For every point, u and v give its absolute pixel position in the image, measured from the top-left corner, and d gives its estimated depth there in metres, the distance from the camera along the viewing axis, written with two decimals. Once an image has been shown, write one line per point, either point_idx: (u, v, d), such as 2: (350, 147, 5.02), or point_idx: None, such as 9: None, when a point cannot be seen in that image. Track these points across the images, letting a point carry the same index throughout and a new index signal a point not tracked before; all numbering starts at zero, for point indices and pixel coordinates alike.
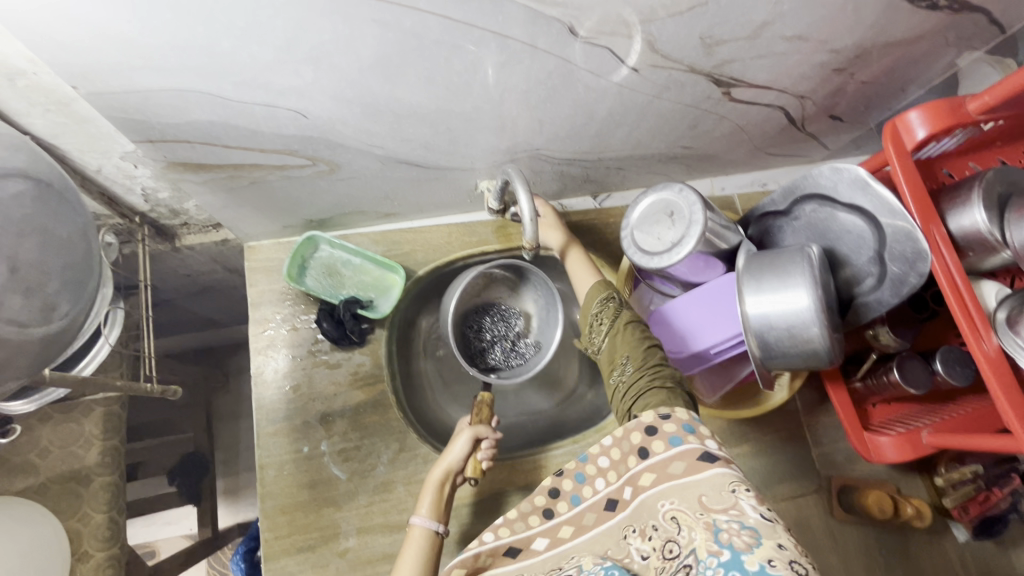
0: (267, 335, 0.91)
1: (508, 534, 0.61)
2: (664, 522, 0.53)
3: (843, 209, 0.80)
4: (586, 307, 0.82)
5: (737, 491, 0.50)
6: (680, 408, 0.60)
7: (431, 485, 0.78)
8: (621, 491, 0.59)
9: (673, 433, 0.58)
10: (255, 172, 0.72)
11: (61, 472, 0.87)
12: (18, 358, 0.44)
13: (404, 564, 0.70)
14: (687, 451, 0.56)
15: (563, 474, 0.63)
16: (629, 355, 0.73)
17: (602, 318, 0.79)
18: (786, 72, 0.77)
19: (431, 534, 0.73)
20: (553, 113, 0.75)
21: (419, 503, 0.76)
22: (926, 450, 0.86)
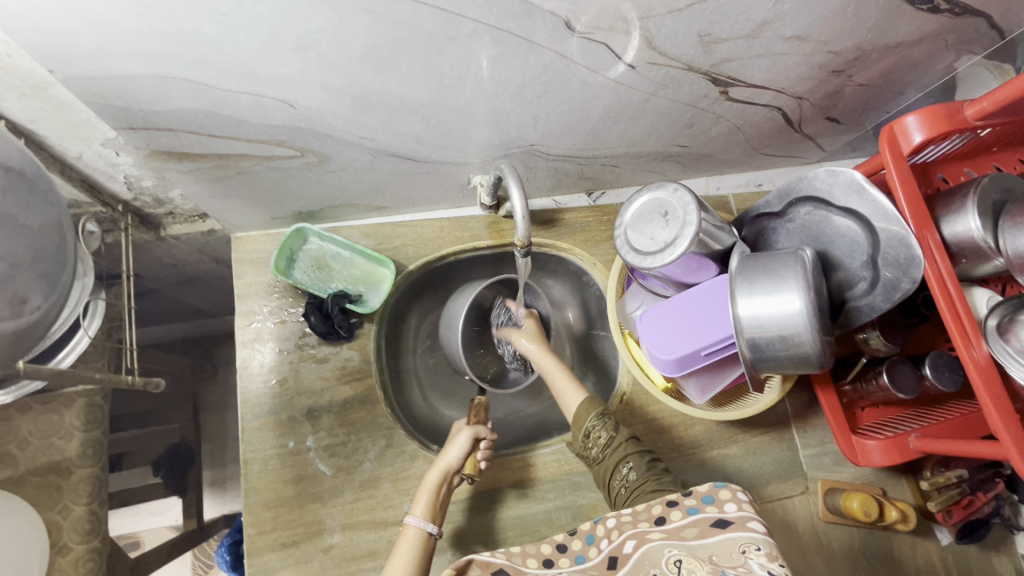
0: (254, 328, 0.89)
1: (502, 557, 0.60)
2: (668, 568, 0.54)
3: (837, 212, 0.80)
4: (579, 420, 0.83)
5: (747, 551, 0.52)
6: (701, 481, 0.61)
7: (428, 487, 0.78)
8: (624, 546, 0.59)
9: (692, 505, 0.60)
10: (242, 162, 0.70)
11: (40, 464, 0.85)
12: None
13: (398, 560, 0.70)
14: (701, 519, 0.58)
15: (575, 534, 0.64)
16: (631, 463, 0.76)
17: (598, 434, 0.81)
18: (784, 73, 0.76)
19: (424, 535, 0.73)
20: (549, 109, 0.74)
21: (414, 504, 0.77)
22: (913, 455, 0.86)
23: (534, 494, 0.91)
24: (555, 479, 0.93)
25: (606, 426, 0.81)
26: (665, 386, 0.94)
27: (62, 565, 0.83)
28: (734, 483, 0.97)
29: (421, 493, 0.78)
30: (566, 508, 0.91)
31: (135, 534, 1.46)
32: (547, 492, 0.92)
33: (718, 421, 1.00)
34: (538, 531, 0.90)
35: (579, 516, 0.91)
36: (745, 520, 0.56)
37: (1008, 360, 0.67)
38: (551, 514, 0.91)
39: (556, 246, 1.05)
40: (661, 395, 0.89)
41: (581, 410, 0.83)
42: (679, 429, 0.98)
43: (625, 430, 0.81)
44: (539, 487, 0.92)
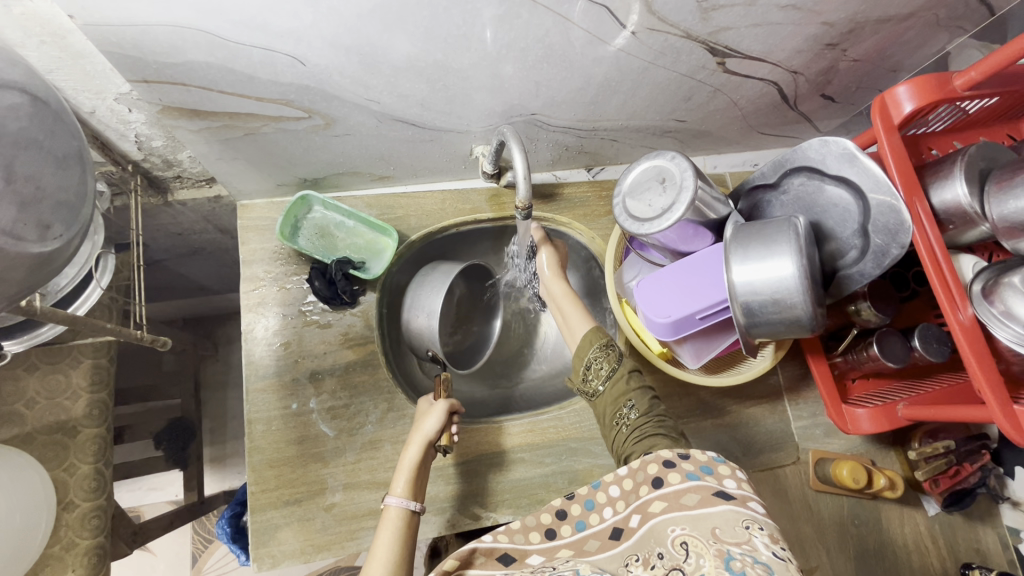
0: (258, 293, 0.91)
1: (506, 540, 0.63)
2: (673, 548, 0.52)
3: (830, 182, 0.82)
4: (581, 354, 0.83)
5: (750, 528, 0.50)
6: (697, 449, 0.61)
7: (406, 466, 0.79)
8: (629, 520, 0.60)
9: (691, 471, 0.58)
10: (251, 122, 0.72)
11: (48, 423, 0.87)
12: (10, 276, 0.44)
13: (381, 545, 0.71)
14: (701, 487, 0.56)
15: (574, 498, 0.67)
16: (633, 401, 0.78)
17: (599, 366, 0.82)
18: (780, 44, 0.78)
19: (407, 514, 0.75)
20: (551, 76, 0.76)
21: (394, 483, 0.78)
22: (901, 423, 0.89)
23: (531, 459, 0.93)
24: (551, 445, 0.95)
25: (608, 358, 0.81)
26: (662, 352, 0.92)
27: (69, 521, 0.85)
28: (726, 452, 1.00)
29: (400, 475, 0.79)
30: (563, 473, 0.93)
31: (137, 507, 1.48)
32: (544, 457, 0.94)
33: (712, 391, 1.02)
34: (535, 494, 0.92)
35: (575, 481, 0.93)
36: (747, 497, 0.54)
37: (994, 322, 0.69)
38: (547, 478, 0.93)
39: (555, 220, 1.07)
40: (658, 361, 0.91)
41: (585, 342, 0.83)
42: (674, 399, 1.00)
43: (627, 364, 0.82)
44: (536, 452, 0.94)
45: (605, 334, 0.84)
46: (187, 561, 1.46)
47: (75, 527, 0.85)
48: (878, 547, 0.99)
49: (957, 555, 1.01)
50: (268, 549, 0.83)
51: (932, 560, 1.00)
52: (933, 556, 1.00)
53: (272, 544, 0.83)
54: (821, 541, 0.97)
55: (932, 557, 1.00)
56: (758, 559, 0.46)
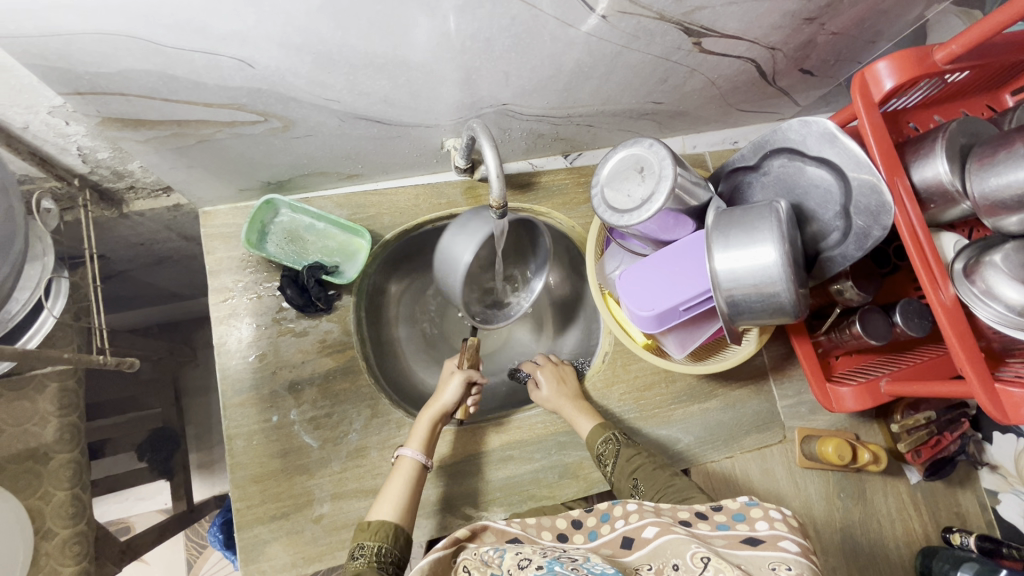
0: (229, 304, 0.87)
1: (518, 526, 0.67)
2: (691, 561, 0.51)
3: (811, 163, 0.80)
4: (590, 445, 0.88)
5: (776, 569, 0.51)
6: (730, 498, 0.64)
7: (423, 423, 0.85)
8: (643, 531, 0.59)
9: (722, 521, 0.61)
10: (202, 129, 0.67)
11: (16, 451, 0.84)
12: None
13: (392, 490, 0.78)
14: (731, 535, 0.59)
15: (592, 512, 0.67)
16: (638, 481, 0.80)
17: (607, 458, 0.86)
18: (756, 21, 0.75)
19: (419, 468, 0.81)
20: (520, 65, 0.72)
21: (411, 437, 0.83)
22: (884, 399, 0.90)
23: (521, 455, 0.93)
24: (541, 440, 0.94)
25: (611, 446, 0.86)
26: (646, 343, 0.95)
27: (48, 550, 0.83)
28: (714, 436, 1.00)
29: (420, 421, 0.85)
30: (553, 467, 0.93)
31: (125, 519, 1.46)
32: (533, 453, 0.93)
33: (698, 376, 1.02)
34: (526, 490, 0.92)
35: (565, 474, 0.93)
36: (777, 539, 0.56)
37: (975, 301, 0.69)
38: (537, 474, 0.92)
39: (533, 210, 1.04)
40: (641, 351, 0.91)
41: (595, 432, 0.88)
42: (660, 385, 1.00)
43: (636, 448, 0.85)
44: (525, 449, 0.93)
45: (608, 428, 0.88)
46: (182, 568, 1.46)
47: (56, 555, 0.83)
48: (863, 518, 1.01)
49: (938, 521, 1.04)
50: (259, 564, 0.82)
51: (914, 526, 1.03)
52: (915, 521, 1.03)
53: (262, 559, 0.82)
54: (809, 516, 0.99)
55: (914, 523, 1.03)
56: None
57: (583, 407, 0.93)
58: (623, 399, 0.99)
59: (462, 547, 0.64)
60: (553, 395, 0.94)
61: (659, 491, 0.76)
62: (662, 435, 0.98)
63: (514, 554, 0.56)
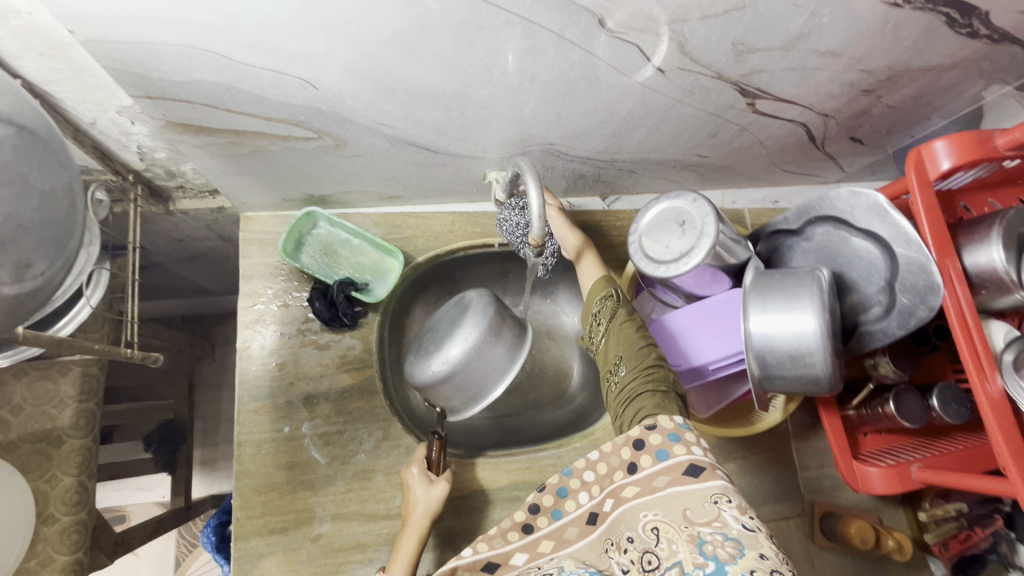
0: (257, 310, 0.88)
1: (485, 549, 0.63)
2: (645, 534, 0.54)
3: (857, 234, 0.78)
4: (589, 303, 0.84)
5: (719, 504, 0.52)
6: (664, 416, 0.60)
7: (405, 543, 0.72)
8: (604, 504, 0.61)
9: (659, 446, 0.58)
10: (258, 140, 0.69)
11: (33, 432, 0.85)
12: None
13: None
14: (672, 466, 0.56)
15: (546, 489, 0.66)
16: (624, 358, 0.75)
17: (601, 316, 0.82)
18: (813, 89, 0.75)
19: None
20: (572, 108, 0.73)
21: (391, 561, 0.71)
22: (914, 485, 0.86)
23: (528, 497, 0.90)
24: (550, 484, 0.91)
25: (610, 303, 0.81)
26: None
27: (47, 535, 0.83)
28: None
29: (407, 535, 0.73)
30: None
31: (123, 507, 1.46)
32: None
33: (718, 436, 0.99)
34: None
35: None
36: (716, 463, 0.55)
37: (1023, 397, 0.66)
38: None
39: None
40: None
41: (597, 287, 0.84)
42: None
43: (632, 312, 0.80)
44: (533, 491, 0.90)
45: (611, 284, 0.83)
46: (170, 565, 1.45)
47: (53, 542, 0.83)
48: None
49: None
50: None
51: None
52: None
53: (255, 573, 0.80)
54: None
55: None
56: (727, 538, 0.49)
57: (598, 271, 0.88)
58: None
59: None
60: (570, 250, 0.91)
61: (637, 374, 0.72)
62: None
63: None
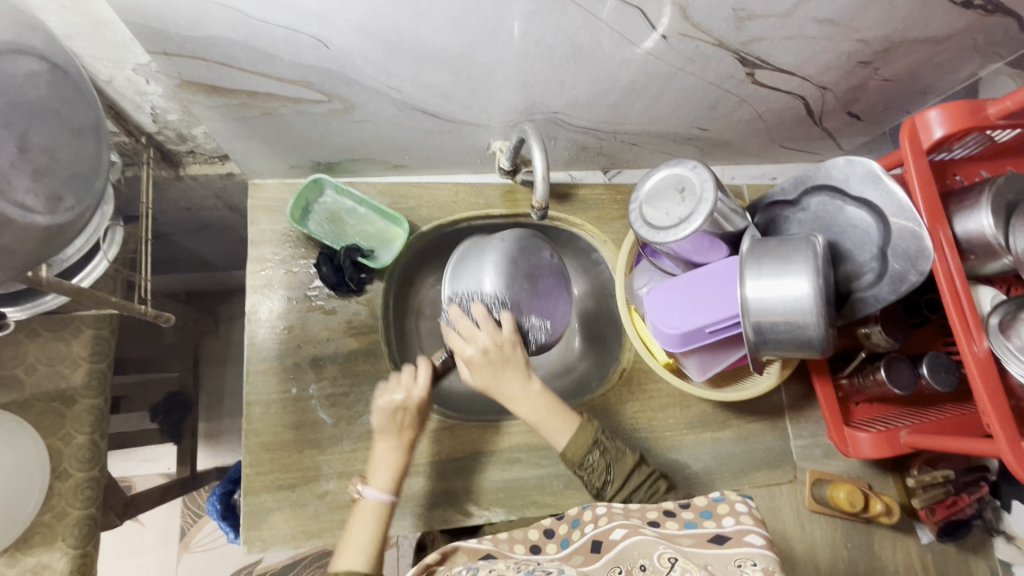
0: (265, 275, 0.90)
1: (490, 543, 0.67)
2: (658, 561, 0.54)
3: (851, 203, 0.80)
4: (574, 451, 0.79)
5: (742, 564, 0.53)
6: (699, 495, 0.68)
7: (381, 459, 0.79)
8: (612, 533, 0.63)
9: (690, 517, 0.65)
10: (268, 102, 0.71)
11: (46, 390, 0.87)
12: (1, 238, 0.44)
13: (358, 537, 0.72)
14: (698, 533, 0.62)
15: (563, 520, 0.71)
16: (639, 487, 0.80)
17: (596, 462, 0.79)
18: (812, 59, 0.77)
19: (380, 507, 0.75)
20: (577, 75, 0.74)
21: (371, 475, 0.78)
22: (902, 450, 0.88)
23: (529, 459, 0.92)
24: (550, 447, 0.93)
25: (602, 450, 0.80)
26: (668, 362, 0.94)
27: (61, 490, 0.85)
28: (724, 467, 0.99)
29: (388, 457, 0.79)
30: (558, 476, 0.92)
31: (129, 478, 1.49)
32: (541, 459, 0.93)
33: (714, 404, 1.02)
34: (530, 495, 0.91)
35: (570, 484, 0.93)
36: (743, 534, 0.59)
37: (1008, 357, 0.68)
38: (543, 481, 0.92)
39: (567, 221, 1.05)
40: (663, 371, 0.89)
41: (584, 435, 0.80)
42: (675, 408, 0.99)
43: (625, 449, 0.82)
44: (533, 454, 0.93)
45: (591, 432, 0.81)
46: (175, 535, 1.49)
47: (67, 497, 0.85)
48: (869, 572, 0.99)
49: None
50: (259, 532, 0.82)
51: None
52: None
53: (263, 527, 0.82)
54: (812, 561, 0.97)
55: None
56: None
57: (540, 417, 0.81)
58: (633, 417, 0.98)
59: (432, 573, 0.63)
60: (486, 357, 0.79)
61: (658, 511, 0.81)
62: (672, 459, 0.97)
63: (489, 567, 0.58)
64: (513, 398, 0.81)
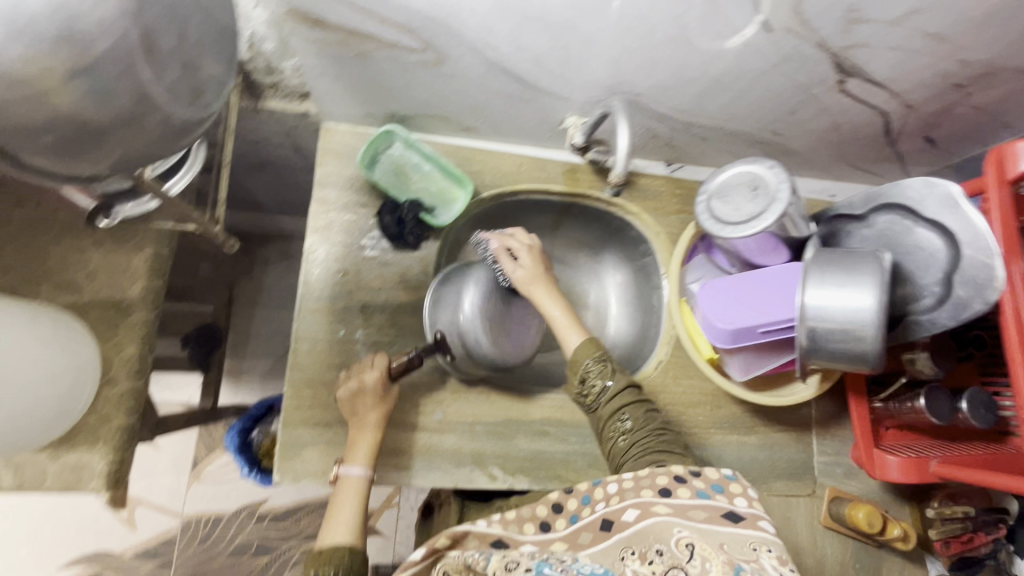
0: (327, 217, 0.91)
1: (500, 527, 0.69)
2: (676, 548, 0.58)
3: (923, 225, 0.79)
4: (578, 361, 0.85)
5: (758, 550, 0.57)
6: (710, 469, 0.68)
7: (362, 437, 0.81)
8: (625, 514, 0.65)
9: (702, 488, 0.65)
10: (366, 44, 0.72)
11: (104, 299, 0.89)
12: (146, 122, 0.46)
13: (342, 512, 0.75)
14: (711, 506, 0.63)
15: (571, 495, 0.73)
16: (627, 413, 0.82)
17: (594, 375, 0.84)
18: (907, 74, 0.76)
19: (360, 482, 0.78)
20: (670, 59, 0.74)
21: (350, 453, 0.80)
22: (930, 478, 0.89)
23: (557, 434, 0.94)
24: (579, 424, 0.95)
25: (604, 365, 0.84)
26: (711, 357, 0.96)
27: (106, 396, 0.87)
28: (746, 471, 1.00)
29: (362, 438, 0.81)
30: (584, 454, 0.94)
31: None
32: (569, 435, 0.94)
33: (743, 409, 1.02)
34: (554, 469, 0.92)
35: (594, 464, 0.94)
36: (755, 518, 0.62)
37: None
38: (568, 456, 0.93)
39: (624, 208, 1.05)
40: (706, 366, 0.93)
41: (585, 350, 0.85)
42: (706, 406, 1.00)
43: (621, 376, 0.85)
44: (562, 429, 0.94)
45: (599, 345, 0.86)
46: (188, 464, 1.52)
47: (111, 403, 0.88)
48: None
49: None
50: (292, 464, 0.84)
51: None
52: None
53: (297, 460, 0.84)
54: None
55: None
56: None
57: (569, 317, 0.88)
58: (663, 410, 0.98)
59: (442, 556, 0.66)
60: (527, 277, 0.89)
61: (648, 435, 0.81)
62: (697, 455, 0.98)
63: (501, 557, 0.63)
64: (546, 299, 0.89)
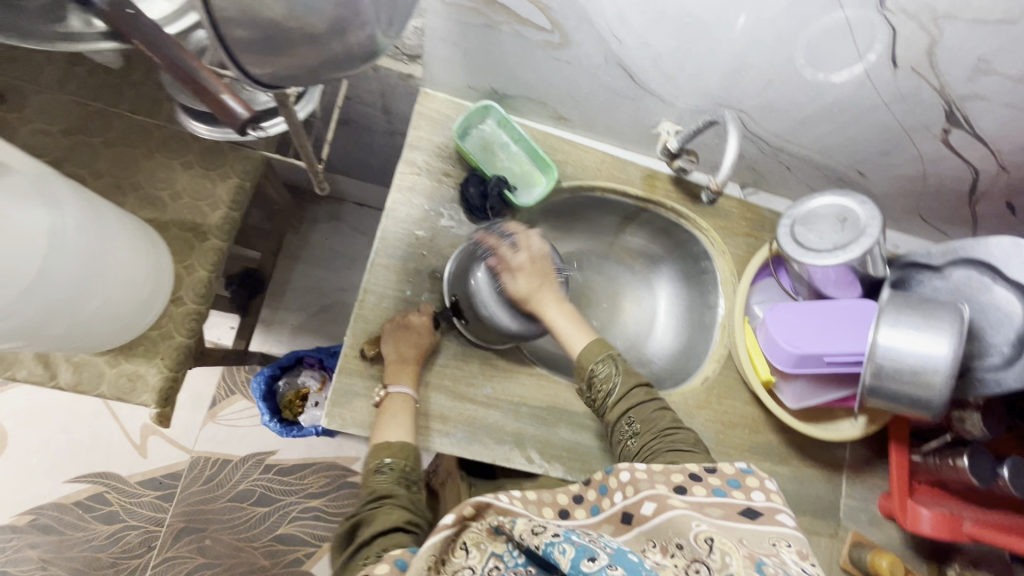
0: (412, 178, 0.92)
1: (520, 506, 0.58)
2: (696, 542, 0.51)
3: (1003, 285, 0.80)
4: (585, 361, 0.83)
5: (779, 545, 0.55)
6: (724, 463, 0.67)
7: (405, 359, 0.83)
8: (642, 506, 0.59)
9: (718, 485, 0.64)
10: (497, 15, 0.73)
11: (184, 219, 0.91)
12: (346, 38, 0.45)
13: (389, 423, 0.79)
14: (729, 503, 0.61)
15: (589, 484, 0.67)
16: (634, 418, 0.80)
17: (603, 376, 0.82)
18: (1013, 133, 0.78)
19: (406, 399, 0.82)
20: (786, 80, 0.76)
21: (396, 373, 0.82)
22: (960, 539, 0.88)
23: (598, 430, 0.94)
24: None
25: (609, 368, 0.82)
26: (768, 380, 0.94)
27: (170, 313, 0.89)
28: None
29: (406, 366, 0.83)
30: None
31: None
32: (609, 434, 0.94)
33: (781, 439, 1.02)
34: (589, 465, 0.92)
35: None
36: (774, 512, 0.60)
37: None
38: (606, 454, 0.94)
39: (694, 222, 1.05)
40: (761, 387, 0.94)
41: (592, 351, 0.83)
42: (746, 431, 1.00)
43: (631, 375, 0.83)
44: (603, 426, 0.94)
45: (608, 348, 0.84)
46: (206, 402, 1.53)
47: (172, 321, 0.89)
48: None
49: None
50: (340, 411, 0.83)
51: None
52: None
53: (346, 407, 0.83)
54: None
55: None
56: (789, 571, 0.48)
57: (574, 324, 0.86)
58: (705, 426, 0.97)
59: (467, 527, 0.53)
60: (535, 285, 0.86)
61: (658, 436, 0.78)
62: None
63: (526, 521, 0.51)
64: (553, 308, 0.86)
